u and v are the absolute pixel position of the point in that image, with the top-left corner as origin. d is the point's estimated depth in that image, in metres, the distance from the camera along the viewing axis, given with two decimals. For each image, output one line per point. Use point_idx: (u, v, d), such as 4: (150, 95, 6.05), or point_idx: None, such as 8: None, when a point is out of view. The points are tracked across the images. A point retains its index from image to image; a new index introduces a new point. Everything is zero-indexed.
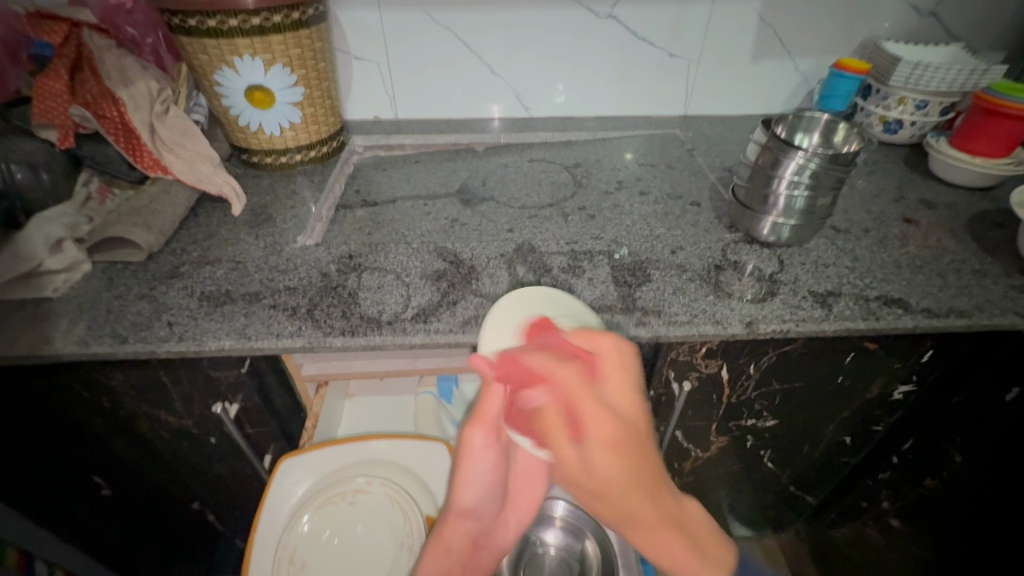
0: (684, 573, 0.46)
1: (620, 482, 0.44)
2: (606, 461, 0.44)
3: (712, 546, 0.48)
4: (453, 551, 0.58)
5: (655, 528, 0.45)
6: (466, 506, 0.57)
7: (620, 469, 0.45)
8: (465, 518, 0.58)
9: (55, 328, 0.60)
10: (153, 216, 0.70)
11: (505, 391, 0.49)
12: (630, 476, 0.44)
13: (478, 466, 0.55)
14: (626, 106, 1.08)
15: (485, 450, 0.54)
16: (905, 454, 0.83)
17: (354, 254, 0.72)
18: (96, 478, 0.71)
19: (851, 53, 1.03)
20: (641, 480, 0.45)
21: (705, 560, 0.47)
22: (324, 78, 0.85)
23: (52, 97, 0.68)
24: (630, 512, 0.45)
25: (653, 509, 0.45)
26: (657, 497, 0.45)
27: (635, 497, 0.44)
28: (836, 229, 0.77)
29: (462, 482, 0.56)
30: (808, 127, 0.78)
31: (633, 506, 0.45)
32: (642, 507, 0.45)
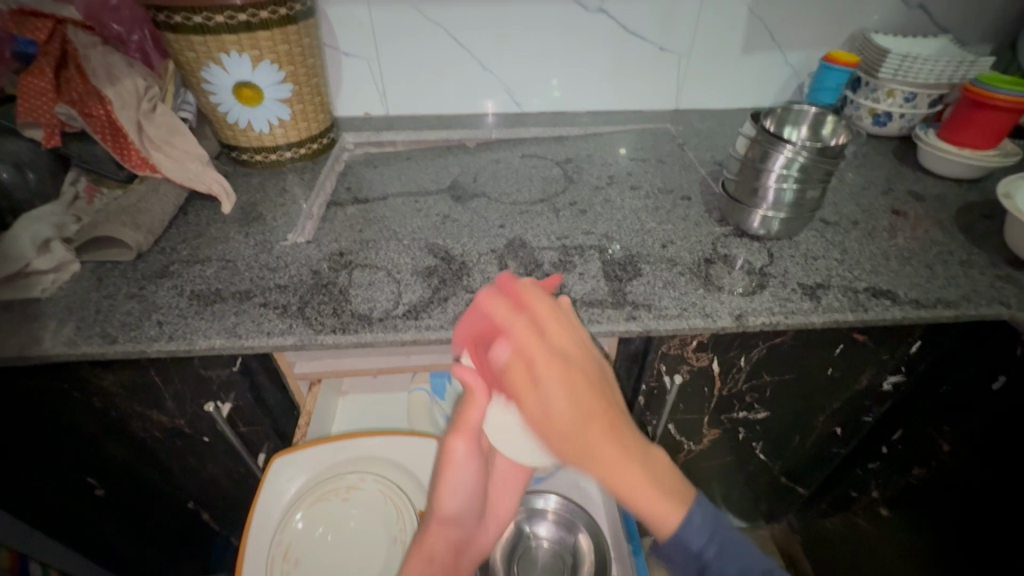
0: (642, 509, 0.45)
1: (560, 401, 0.45)
2: (555, 393, 0.45)
3: (657, 467, 0.46)
4: (437, 558, 0.57)
5: (599, 445, 0.44)
6: (449, 511, 0.58)
7: (569, 396, 0.46)
8: (449, 524, 0.59)
9: (44, 328, 0.60)
10: (141, 215, 0.70)
11: (485, 402, 0.53)
12: (584, 406, 0.45)
13: (460, 474, 0.58)
14: (617, 101, 1.08)
15: (466, 457, 0.57)
16: (895, 444, 0.84)
17: (344, 251, 0.72)
18: (89, 478, 0.71)
19: (840, 46, 1.03)
20: (594, 418, 0.45)
21: (656, 487, 0.45)
22: (313, 75, 0.84)
23: (37, 96, 0.67)
24: (582, 424, 0.45)
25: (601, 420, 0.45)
26: (611, 434, 0.45)
27: (586, 444, 0.45)
28: (826, 221, 0.78)
29: (445, 488, 0.58)
30: (797, 120, 0.78)
31: (571, 410, 0.45)
32: (579, 403, 0.45)
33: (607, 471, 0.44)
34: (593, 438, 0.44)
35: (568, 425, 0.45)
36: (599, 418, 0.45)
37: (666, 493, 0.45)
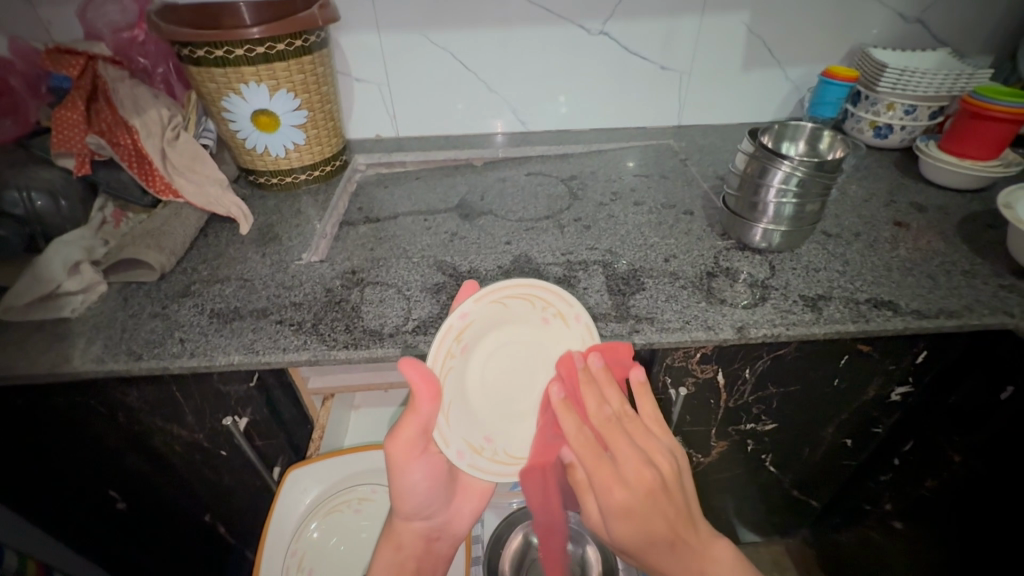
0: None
1: (629, 527, 0.53)
2: (618, 522, 0.53)
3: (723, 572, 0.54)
4: (405, 548, 0.60)
5: (648, 547, 0.53)
6: (412, 511, 0.59)
7: (632, 520, 0.52)
8: (415, 519, 0.60)
9: (73, 347, 0.63)
10: (165, 238, 0.73)
11: (428, 408, 0.54)
12: (653, 533, 0.52)
13: (413, 474, 0.57)
14: (620, 120, 1.11)
15: (412, 462, 0.56)
16: (907, 455, 0.83)
17: (357, 269, 0.74)
18: (111, 491, 0.74)
19: (839, 62, 1.05)
20: (660, 529, 0.52)
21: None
22: (326, 101, 0.88)
23: (69, 128, 0.72)
24: (654, 535, 0.52)
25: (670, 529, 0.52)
26: (676, 549, 0.53)
27: (647, 549, 0.53)
28: (827, 233, 0.79)
29: (402, 491, 0.57)
30: (795, 135, 0.79)
31: (644, 530, 0.52)
32: (659, 525, 0.52)
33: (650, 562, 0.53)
34: (656, 550, 0.53)
35: (634, 542, 0.53)
36: (673, 518, 0.53)
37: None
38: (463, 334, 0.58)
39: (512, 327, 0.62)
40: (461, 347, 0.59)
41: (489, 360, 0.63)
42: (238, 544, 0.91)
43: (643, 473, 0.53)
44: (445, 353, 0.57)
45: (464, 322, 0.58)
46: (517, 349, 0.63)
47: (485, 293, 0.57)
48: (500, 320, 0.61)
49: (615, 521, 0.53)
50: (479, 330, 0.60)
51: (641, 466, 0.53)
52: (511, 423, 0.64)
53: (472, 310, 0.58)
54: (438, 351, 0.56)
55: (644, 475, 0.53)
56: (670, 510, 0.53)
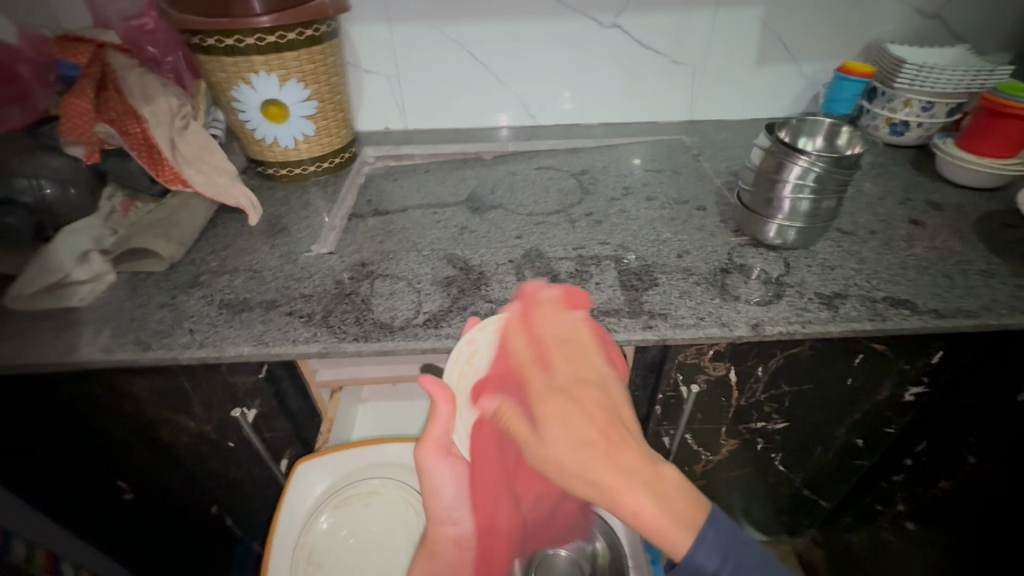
0: (653, 531, 0.42)
1: (559, 432, 0.47)
2: (555, 431, 0.48)
3: (669, 486, 0.43)
4: (439, 554, 0.63)
5: (588, 459, 0.45)
6: (444, 513, 0.62)
7: (571, 427, 0.47)
8: (445, 523, 0.63)
9: (81, 336, 0.62)
10: (173, 228, 0.73)
11: (446, 409, 0.59)
12: (585, 434, 0.46)
13: (441, 476, 0.61)
14: (631, 114, 1.10)
15: (440, 463, 0.61)
16: (919, 456, 0.83)
17: (366, 261, 0.74)
18: (119, 484, 0.74)
19: (855, 57, 1.03)
20: (586, 435, 0.46)
21: (665, 515, 0.42)
22: (336, 92, 0.87)
23: (78, 116, 0.71)
24: (587, 424, 0.47)
25: (611, 432, 0.46)
26: (614, 448, 0.45)
27: (576, 457, 0.45)
28: (842, 231, 0.78)
29: (433, 493, 0.62)
30: (812, 130, 0.78)
31: (571, 436, 0.47)
32: (587, 444, 0.45)
33: (591, 462, 0.44)
34: (589, 456, 0.45)
35: (566, 449, 0.46)
36: (605, 426, 0.47)
37: (670, 519, 0.42)
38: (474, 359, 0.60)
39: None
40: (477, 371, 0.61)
41: None
42: (244, 536, 0.91)
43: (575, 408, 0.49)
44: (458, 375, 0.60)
45: (470, 347, 0.60)
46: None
47: (485, 318, 0.59)
48: None
49: (541, 431, 0.49)
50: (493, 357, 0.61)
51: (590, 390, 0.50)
52: None
53: (478, 336, 0.60)
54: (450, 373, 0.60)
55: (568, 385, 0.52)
56: (600, 432, 0.46)
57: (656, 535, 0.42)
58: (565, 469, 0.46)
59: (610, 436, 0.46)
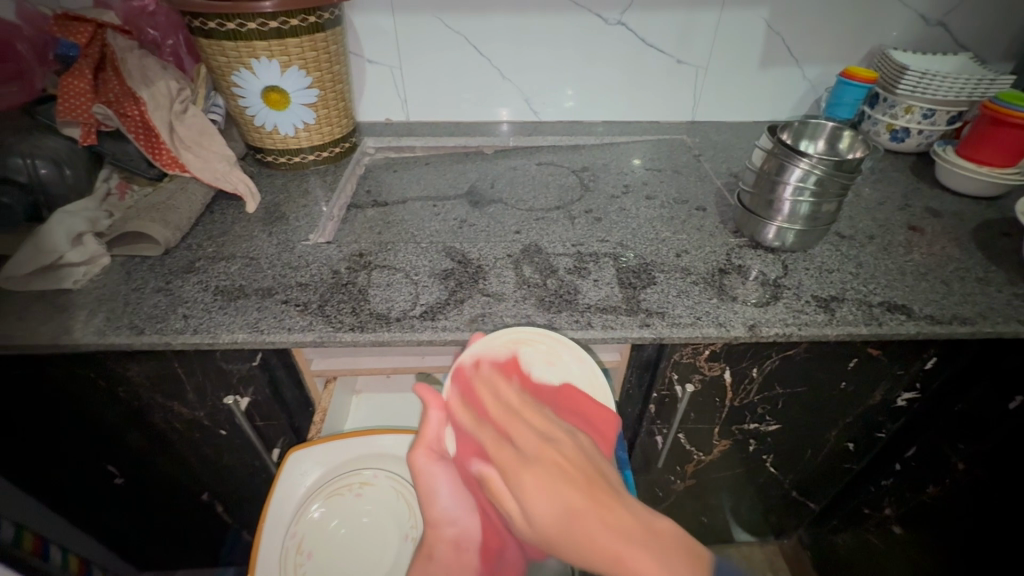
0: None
1: (543, 506, 0.44)
2: (536, 499, 0.44)
3: (643, 535, 0.41)
4: (438, 559, 0.54)
5: (575, 524, 0.42)
6: (441, 514, 0.55)
7: (552, 494, 0.44)
8: (444, 525, 0.55)
9: (75, 318, 0.62)
10: (170, 212, 0.72)
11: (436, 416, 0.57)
12: (572, 499, 0.43)
13: (437, 485, 0.56)
14: (633, 113, 1.10)
15: (434, 466, 0.56)
16: (909, 461, 0.83)
17: (364, 252, 0.73)
18: (109, 467, 0.76)
19: (859, 63, 1.03)
20: (576, 500, 0.43)
21: (653, 559, 0.40)
22: (338, 81, 0.86)
23: (76, 96, 0.70)
24: (568, 489, 0.44)
25: (592, 503, 0.43)
26: (602, 509, 0.43)
27: (558, 527, 0.42)
28: (841, 235, 0.78)
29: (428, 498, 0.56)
30: (814, 133, 0.78)
31: (551, 511, 0.43)
32: (560, 507, 0.43)
33: (587, 544, 0.41)
34: (579, 518, 0.42)
35: (552, 523, 0.43)
36: (580, 496, 0.43)
37: (668, 562, 0.40)
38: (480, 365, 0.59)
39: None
40: None
41: None
42: (233, 525, 0.91)
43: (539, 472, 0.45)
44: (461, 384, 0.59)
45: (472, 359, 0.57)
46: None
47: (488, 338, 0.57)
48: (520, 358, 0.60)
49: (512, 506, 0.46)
50: None
51: (555, 456, 0.47)
52: None
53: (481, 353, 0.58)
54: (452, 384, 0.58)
55: (541, 451, 0.47)
56: (577, 496, 0.43)
57: None
58: (549, 535, 0.43)
59: (597, 507, 0.43)
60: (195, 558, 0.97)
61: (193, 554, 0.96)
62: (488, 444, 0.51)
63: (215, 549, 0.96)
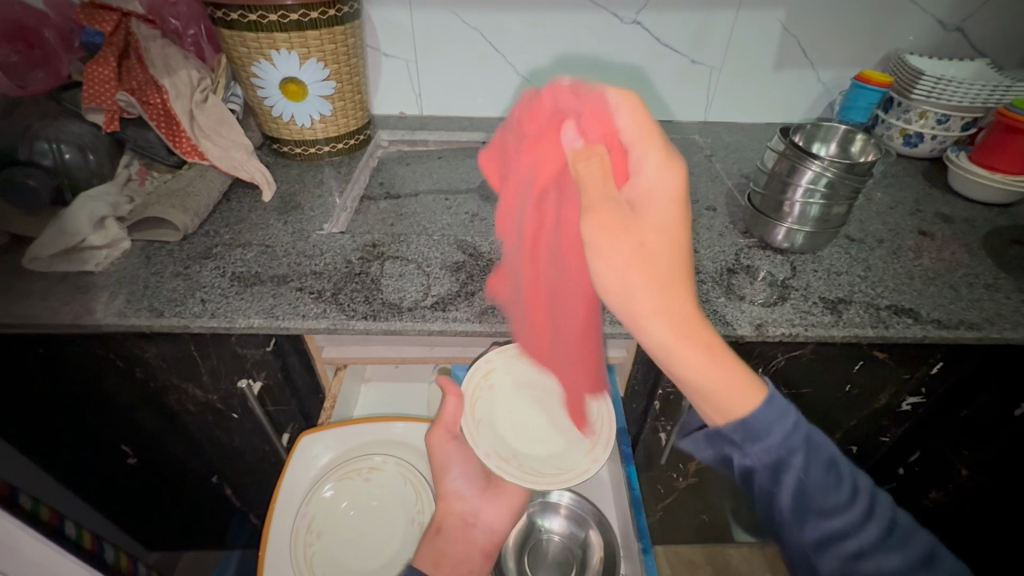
0: (717, 400, 0.45)
1: (617, 263, 0.46)
2: (620, 260, 0.46)
3: (726, 360, 0.45)
4: (445, 532, 0.64)
5: (651, 315, 0.45)
6: (452, 488, 0.66)
7: (647, 265, 0.46)
8: (455, 500, 0.66)
9: (97, 299, 0.64)
10: (189, 199, 0.74)
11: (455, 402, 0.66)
12: (665, 275, 0.46)
13: (452, 470, 0.67)
14: (646, 111, 1.10)
15: (449, 443, 0.67)
16: (912, 465, 0.83)
17: (377, 242, 0.74)
18: (124, 447, 0.78)
19: (874, 66, 1.03)
20: (655, 273, 0.46)
21: (722, 382, 0.45)
22: (355, 73, 0.88)
23: (100, 84, 0.72)
24: (656, 254, 0.46)
25: (684, 287, 0.46)
26: (684, 290, 0.46)
27: (644, 296, 0.45)
28: (850, 238, 0.78)
29: (442, 474, 0.67)
30: (826, 136, 0.79)
31: (630, 273, 0.46)
32: (662, 276, 0.46)
33: (680, 340, 0.45)
34: (669, 296, 0.45)
35: (648, 285, 0.45)
36: (669, 275, 0.46)
37: (744, 376, 0.45)
38: (490, 375, 0.69)
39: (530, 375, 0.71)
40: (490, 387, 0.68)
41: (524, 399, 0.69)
42: (241, 507, 0.93)
43: (664, 179, 0.50)
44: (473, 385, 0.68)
45: (488, 365, 0.69)
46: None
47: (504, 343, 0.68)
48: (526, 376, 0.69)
49: (591, 256, 0.47)
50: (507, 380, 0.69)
51: (656, 200, 0.49)
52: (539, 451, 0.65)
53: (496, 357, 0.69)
54: (468, 380, 0.68)
55: (665, 203, 0.49)
56: (666, 271, 0.46)
57: (724, 393, 0.45)
58: (642, 302, 0.45)
59: (686, 291, 0.46)
60: (204, 538, 0.99)
61: (202, 533, 0.98)
62: (612, 163, 0.52)
63: (222, 530, 0.98)
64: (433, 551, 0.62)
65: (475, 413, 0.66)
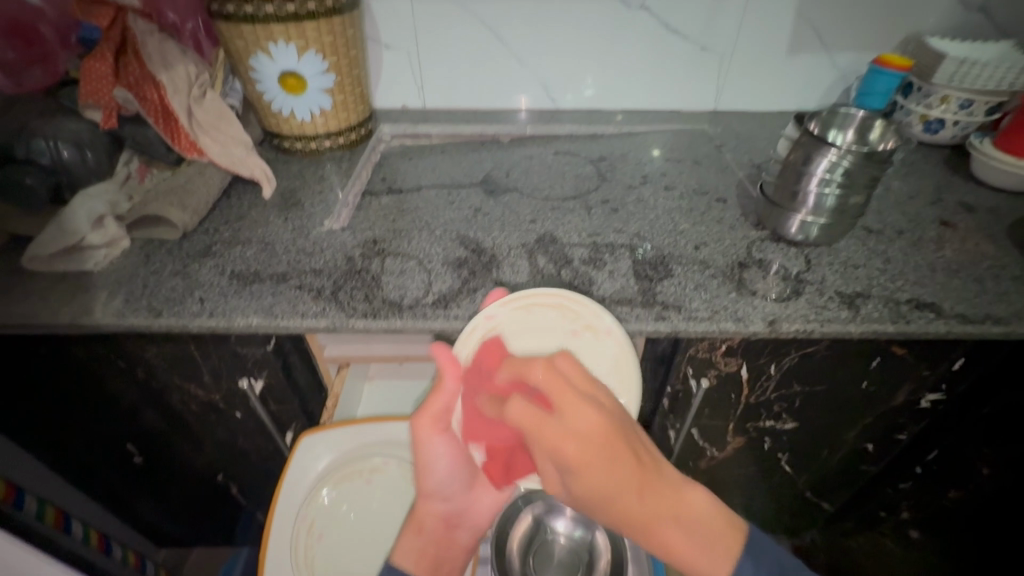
0: (688, 565, 0.46)
1: (600, 476, 0.48)
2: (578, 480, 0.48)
3: (696, 516, 0.48)
4: (426, 531, 0.61)
5: (622, 522, 0.48)
6: (434, 488, 0.61)
7: (602, 474, 0.48)
8: (436, 499, 0.62)
9: (95, 299, 0.63)
10: (188, 196, 0.73)
11: (453, 388, 0.58)
12: (622, 477, 0.48)
13: (436, 449, 0.61)
14: (653, 101, 1.07)
15: (436, 438, 0.60)
16: (930, 464, 0.81)
17: (378, 239, 0.73)
18: (128, 446, 0.78)
19: (893, 50, 0.99)
20: (628, 475, 0.48)
21: (700, 546, 0.46)
22: (355, 66, 0.86)
23: (98, 79, 0.71)
24: (617, 502, 0.48)
25: (633, 493, 0.48)
26: (646, 487, 0.48)
27: (621, 495, 0.48)
28: (868, 229, 0.75)
29: (424, 465, 0.61)
30: (843, 123, 0.76)
31: (616, 488, 0.48)
32: (628, 483, 0.48)
33: (647, 532, 0.47)
34: (629, 494, 0.48)
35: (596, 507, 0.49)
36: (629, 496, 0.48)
37: (706, 544, 0.46)
38: (493, 336, 0.61)
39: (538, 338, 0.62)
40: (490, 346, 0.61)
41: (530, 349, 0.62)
42: (247, 506, 0.93)
43: (589, 414, 0.50)
44: (472, 349, 0.60)
45: (491, 323, 0.60)
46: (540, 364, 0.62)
47: (508, 296, 0.59)
48: (529, 329, 0.62)
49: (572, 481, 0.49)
50: (509, 333, 0.61)
51: (585, 425, 0.50)
52: None
53: (498, 312, 0.60)
54: (463, 345, 0.59)
55: (596, 430, 0.50)
56: (618, 508, 0.48)
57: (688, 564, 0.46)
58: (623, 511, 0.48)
59: (639, 490, 0.48)
60: (211, 534, 1.00)
61: (209, 530, 0.98)
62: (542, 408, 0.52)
63: (228, 527, 0.99)
64: (414, 548, 0.59)
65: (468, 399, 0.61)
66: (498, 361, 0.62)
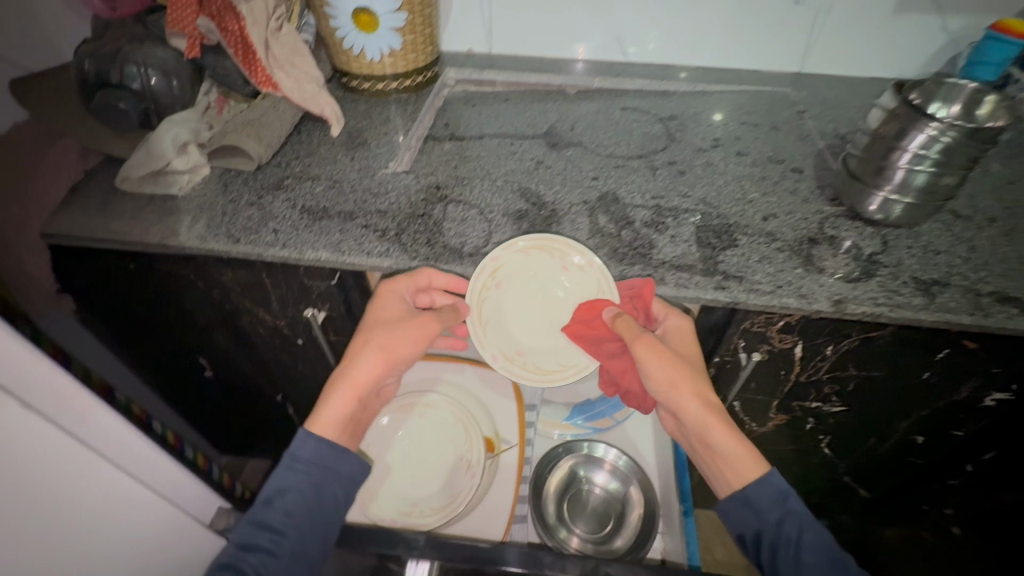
0: (733, 465, 0.58)
1: (684, 378, 0.61)
2: (663, 370, 0.61)
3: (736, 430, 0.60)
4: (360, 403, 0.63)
5: (693, 397, 0.60)
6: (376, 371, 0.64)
7: (681, 376, 0.61)
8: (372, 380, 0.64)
9: (180, 222, 0.68)
10: (263, 129, 0.75)
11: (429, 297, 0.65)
12: (699, 386, 0.61)
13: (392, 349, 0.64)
14: (732, 59, 1.00)
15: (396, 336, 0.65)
16: (983, 464, 0.78)
17: (440, 185, 0.74)
18: (201, 360, 0.85)
19: (1017, 13, 0.88)
20: (703, 387, 0.61)
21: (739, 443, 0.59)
22: (427, 5, 0.84)
23: (182, 8, 0.70)
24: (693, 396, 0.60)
25: (707, 399, 0.60)
26: (710, 396, 0.61)
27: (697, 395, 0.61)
28: (957, 214, 0.70)
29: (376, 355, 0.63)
30: (947, 97, 0.69)
31: (695, 386, 0.61)
32: (703, 394, 0.61)
33: (709, 428, 0.60)
34: (702, 397, 0.60)
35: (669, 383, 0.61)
36: (710, 399, 0.61)
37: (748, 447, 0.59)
38: (497, 273, 0.65)
39: (536, 271, 0.67)
40: (495, 281, 0.67)
41: (532, 277, 0.68)
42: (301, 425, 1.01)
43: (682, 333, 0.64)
44: (481, 286, 0.65)
45: (495, 263, 0.64)
46: (539, 289, 0.69)
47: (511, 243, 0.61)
48: (532, 265, 0.66)
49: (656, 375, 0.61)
50: (513, 270, 0.66)
51: (682, 339, 0.64)
52: (541, 342, 0.70)
53: (502, 255, 0.63)
54: (473, 286, 0.64)
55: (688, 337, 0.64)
56: (703, 380, 0.62)
57: (731, 456, 0.58)
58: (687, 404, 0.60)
59: (708, 398, 0.61)
60: (268, 447, 1.10)
61: (266, 442, 1.08)
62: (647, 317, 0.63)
63: (283, 443, 1.08)
64: (341, 419, 0.60)
65: (483, 317, 0.68)
66: (505, 289, 0.68)
